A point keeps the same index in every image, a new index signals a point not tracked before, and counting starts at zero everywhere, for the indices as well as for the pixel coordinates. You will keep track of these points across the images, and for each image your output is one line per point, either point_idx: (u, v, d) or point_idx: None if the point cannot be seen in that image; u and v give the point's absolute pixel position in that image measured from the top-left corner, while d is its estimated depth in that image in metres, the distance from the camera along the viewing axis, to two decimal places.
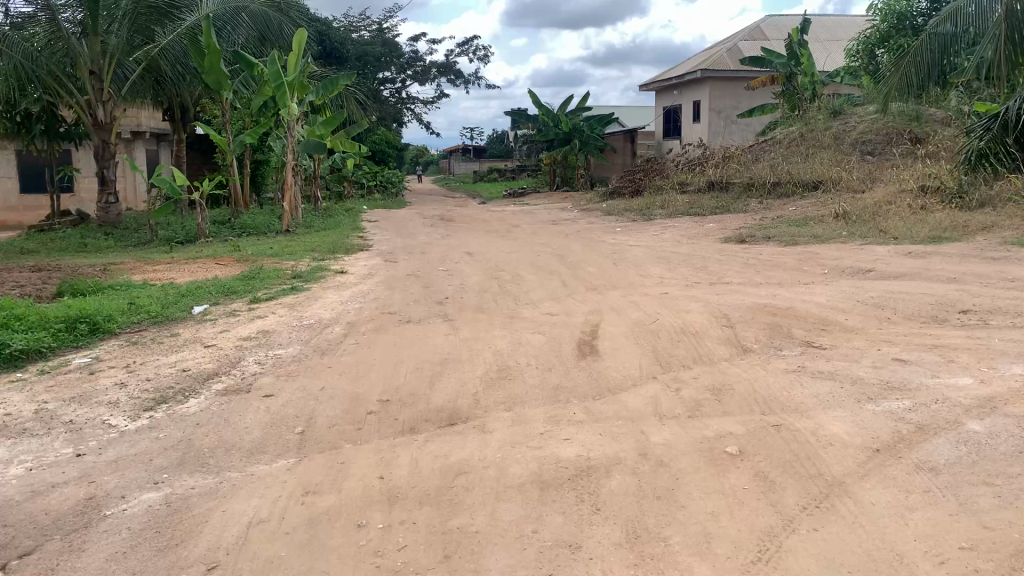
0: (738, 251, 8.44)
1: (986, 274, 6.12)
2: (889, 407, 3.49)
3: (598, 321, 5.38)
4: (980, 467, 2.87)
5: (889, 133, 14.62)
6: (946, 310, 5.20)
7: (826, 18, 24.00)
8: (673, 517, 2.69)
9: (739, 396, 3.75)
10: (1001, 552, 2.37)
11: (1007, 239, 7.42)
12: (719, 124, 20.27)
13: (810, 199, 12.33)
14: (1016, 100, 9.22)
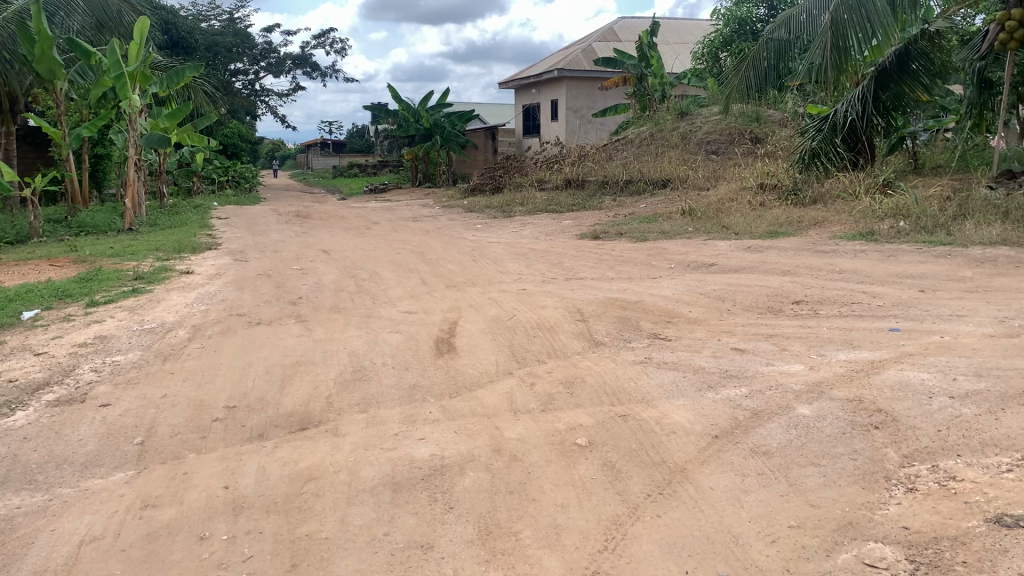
0: (593, 247, 8.66)
1: (816, 266, 6.55)
2: (727, 394, 3.67)
3: (455, 318, 5.39)
4: (808, 449, 3.06)
5: (731, 133, 15.39)
6: (780, 301, 5.52)
7: (674, 21, 24.97)
8: (525, 511, 2.73)
9: (591, 389, 3.85)
10: (825, 527, 2.54)
11: (835, 233, 7.95)
12: (575, 123, 20.76)
13: (660, 197, 12.80)
14: (843, 104, 9.98)
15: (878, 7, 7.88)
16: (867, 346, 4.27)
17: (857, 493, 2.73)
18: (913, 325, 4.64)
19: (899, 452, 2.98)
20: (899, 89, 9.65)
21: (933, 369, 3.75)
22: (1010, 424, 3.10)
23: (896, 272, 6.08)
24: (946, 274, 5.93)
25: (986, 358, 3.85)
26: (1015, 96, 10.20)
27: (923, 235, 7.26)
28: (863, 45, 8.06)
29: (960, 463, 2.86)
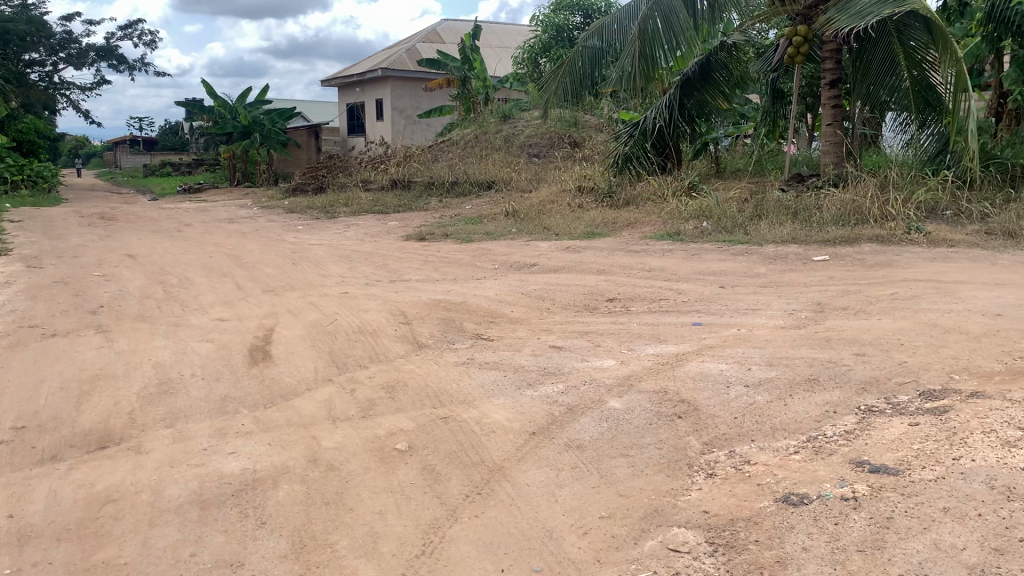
0: (418, 248, 8.64)
1: (629, 266, 6.84)
2: (544, 391, 3.76)
3: (272, 324, 5.22)
4: (618, 441, 3.19)
5: (551, 136, 15.83)
6: (596, 299, 5.73)
7: (495, 26, 25.33)
8: (342, 521, 2.68)
9: (412, 392, 3.83)
10: (633, 516, 2.65)
11: (646, 233, 8.36)
12: (400, 123, 20.65)
13: (485, 198, 12.95)
14: (652, 111, 10.55)
15: (682, 19, 8.36)
16: (673, 340, 4.51)
17: (662, 481, 2.87)
18: (714, 319, 4.94)
19: (700, 439, 3.16)
20: (702, 97, 10.38)
21: (731, 360, 4.02)
22: (797, 409, 3.37)
23: (700, 270, 6.46)
24: (745, 271, 6.36)
25: (776, 347, 4.17)
26: (801, 105, 11.18)
27: (724, 235, 7.76)
28: (669, 55, 8.54)
29: (754, 447, 3.08)
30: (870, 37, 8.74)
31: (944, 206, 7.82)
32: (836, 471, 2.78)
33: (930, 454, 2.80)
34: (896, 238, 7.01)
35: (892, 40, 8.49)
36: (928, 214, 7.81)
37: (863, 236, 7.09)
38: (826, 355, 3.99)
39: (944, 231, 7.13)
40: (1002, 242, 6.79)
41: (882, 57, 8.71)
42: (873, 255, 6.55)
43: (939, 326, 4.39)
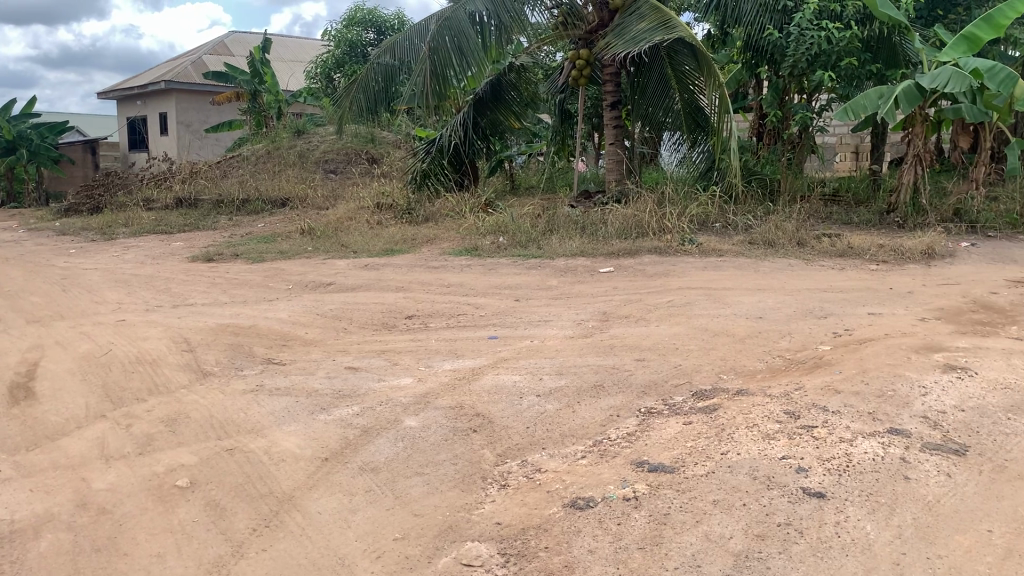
0: (205, 270, 8.22)
1: (426, 282, 6.87)
2: (338, 415, 3.68)
3: (36, 358, 4.77)
4: (413, 460, 3.18)
5: (347, 153, 15.63)
6: (394, 316, 5.70)
7: (286, 39, 24.71)
8: (114, 568, 2.48)
9: (196, 424, 3.63)
10: (426, 535, 2.65)
11: (445, 249, 8.42)
12: (187, 138, 19.64)
13: (278, 215, 12.55)
14: (448, 130, 10.67)
15: (470, 42, 8.56)
16: (468, 354, 4.56)
17: (456, 496, 2.89)
18: (508, 332, 5.06)
19: (494, 452, 3.21)
20: (495, 116, 10.72)
21: (524, 371, 4.12)
22: (584, 415, 3.51)
23: (495, 284, 6.59)
24: (537, 284, 6.57)
25: (566, 357, 4.33)
26: (587, 125, 11.73)
27: (518, 249, 7.96)
28: (460, 74, 8.69)
29: (545, 455, 3.17)
30: (644, 62, 9.33)
31: (713, 219, 8.46)
32: (619, 472, 2.91)
33: (703, 450, 3.00)
34: (672, 249, 7.50)
35: (665, 65, 9.10)
36: (700, 226, 8.42)
37: (644, 247, 7.52)
38: (611, 361, 4.19)
39: (714, 242, 7.72)
40: (764, 251, 7.45)
41: (657, 80, 9.31)
42: (653, 265, 6.97)
43: (710, 330, 4.73)
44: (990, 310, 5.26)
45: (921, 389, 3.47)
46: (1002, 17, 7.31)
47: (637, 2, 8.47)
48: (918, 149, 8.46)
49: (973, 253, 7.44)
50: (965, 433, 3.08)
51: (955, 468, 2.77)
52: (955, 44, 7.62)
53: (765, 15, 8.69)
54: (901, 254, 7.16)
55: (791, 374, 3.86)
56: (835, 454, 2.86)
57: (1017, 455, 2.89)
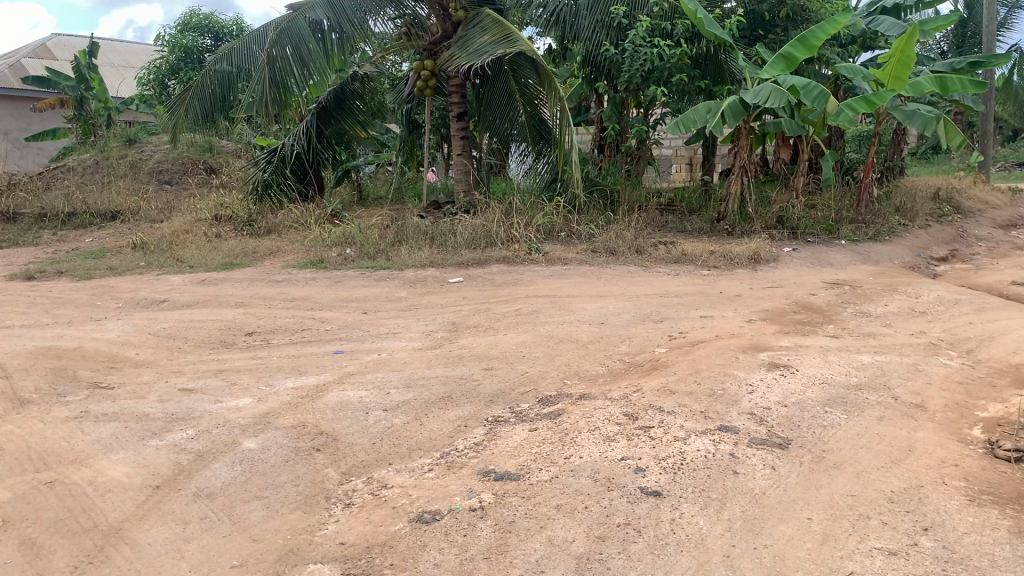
0: (24, 289, 7.63)
1: (269, 296, 6.65)
2: (172, 439, 3.49)
3: None
4: (252, 483, 3.05)
5: (184, 163, 14.93)
6: (233, 333, 5.48)
7: (115, 43, 23.39)
8: None
9: (10, 457, 3.35)
10: (266, 561, 2.55)
11: (288, 262, 8.18)
12: (4, 148, 18.19)
13: (108, 229, 11.82)
14: (290, 139, 10.35)
15: (312, 51, 8.38)
16: (312, 371, 4.45)
17: (298, 518, 2.80)
18: (354, 346, 4.97)
19: (338, 470, 3.14)
20: (339, 126, 10.59)
21: (369, 386, 4.05)
22: (431, 427, 3.49)
23: (341, 297, 6.47)
24: (385, 295, 6.49)
25: (413, 369, 4.30)
26: (434, 135, 11.75)
27: (366, 260, 7.86)
28: (301, 83, 8.48)
29: (391, 470, 3.12)
30: (488, 74, 9.42)
31: (558, 228, 8.64)
32: (465, 483, 2.91)
33: (546, 456, 3.04)
34: (520, 258, 7.61)
35: (508, 78, 9.23)
36: (546, 235, 8.56)
37: (492, 257, 7.59)
38: (458, 372, 4.19)
39: (559, 251, 7.90)
40: (605, 259, 7.68)
41: (501, 93, 9.42)
42: (500, 274, 7.05)
43: (555, 337, 4.83)
44: (810, 310, 5.65)
45: (748, 387, 3.67)
46: (814, 39, 7.86)
47: (479, 15, 8.56)
48: (743, 160, 8.98)
49: (795, 257, 7.98)
50: (787, 426, 3.28)
51: (778, 460, 2.95)
52: (773, 62, 8.10)
53: (602, 32, 8.98)
54: (730, 259, 7.58)
55: (631, 377, 3.99)
56: (670, 453, 2.97)
57: (833, 445, 3.11)
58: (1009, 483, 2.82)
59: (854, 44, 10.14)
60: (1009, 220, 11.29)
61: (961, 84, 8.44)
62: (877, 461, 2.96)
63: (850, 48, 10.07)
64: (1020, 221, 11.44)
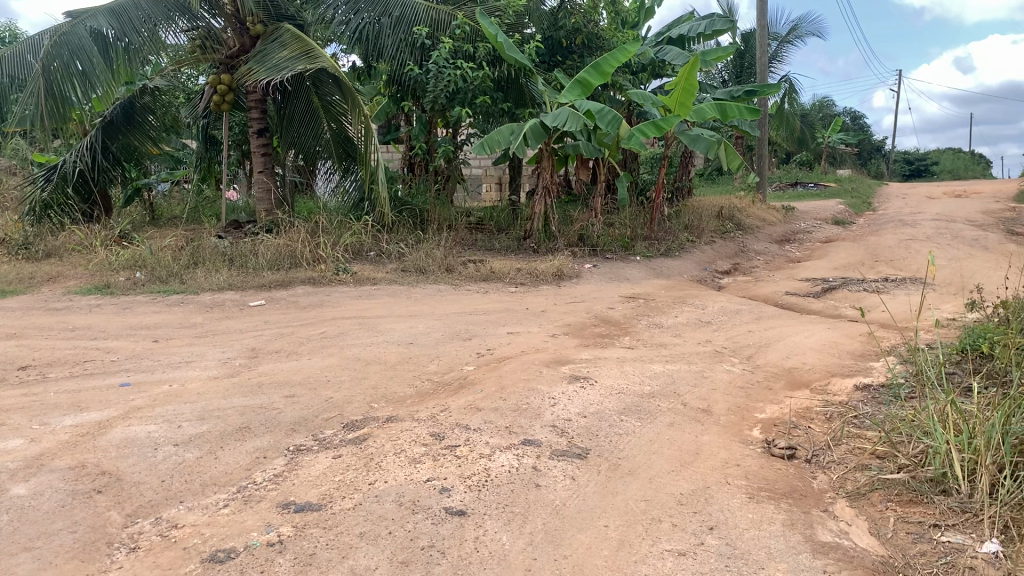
0: None
1: (47, 326, 6.10)
2: None
3: None
4: (20, 533, 2.76)
5: None
6: (3, 368, 4.97)
7: None
8: None
9: None
10: None
11: (70, 288, 7.54)
12: None
13: None
14: (72, 154, 9.54)
15: (95, 62, 7.79)
16: (95, 406, 4.10)
17: (74, 569, 2.56)
18: (144, 378, 4.64)
19: (122, 512, 2.91)
20: (128, 141, 9.93)
21: (159, 420, 3.79)
22: (227, 460, 3.32)
23: (131, 324, 6.05)
24: (180, 321, 6.14)
25: (209, 400, 4.07)
26: (234, 152, 11.32)
27: (158, 285, 7.40)
28: (83, 95, 7.84)
29: (182, 509, 2.93)
30: (289, 90, 9.15)
31: (366, 247, 8.54)
32: (263, 517, 2.76)
33: (350, 482, 2.96)
34: (326, 279, 7.46)
35: (310, 94, 9.04)
36: (354, 255, 8.44)
37: (296, 278, 7.37)
38: (258, 401, 4.01)
39: (367, 271, 7.80)
40: (414, 278, 7.66)
41: (304, 109, 9.21)
42: (305, 296, 6.86)
43: (361, 359, 4.75)
44: (608, 323, 5.90)
45: (550, 401, 3.76)
46: (607, 66, 8.23)
47: (278, 31, 8.35)
48: (546, 181, 9.24)
49: (595, 273, 8.31)
50: (586, 437, 3.40)
51: (578, 471, 3.04)
52: (570, 87, 8.41)
53: (405, 51, 8.98)
54: (535, 276, 7.80)
55: (438, 397, 3.98)
56: (475, 471, 2.99)
57: (629, 452, 3.25)
58: (783, 478, 3.06)
59: (644, 72, 10.75)
60: (783, 236, 12.35)
61: (737, 112, 9.16)
62: (668, 465, 3.12)
63: (641, 75, 10.67)
64: (792, 236, 12.54)
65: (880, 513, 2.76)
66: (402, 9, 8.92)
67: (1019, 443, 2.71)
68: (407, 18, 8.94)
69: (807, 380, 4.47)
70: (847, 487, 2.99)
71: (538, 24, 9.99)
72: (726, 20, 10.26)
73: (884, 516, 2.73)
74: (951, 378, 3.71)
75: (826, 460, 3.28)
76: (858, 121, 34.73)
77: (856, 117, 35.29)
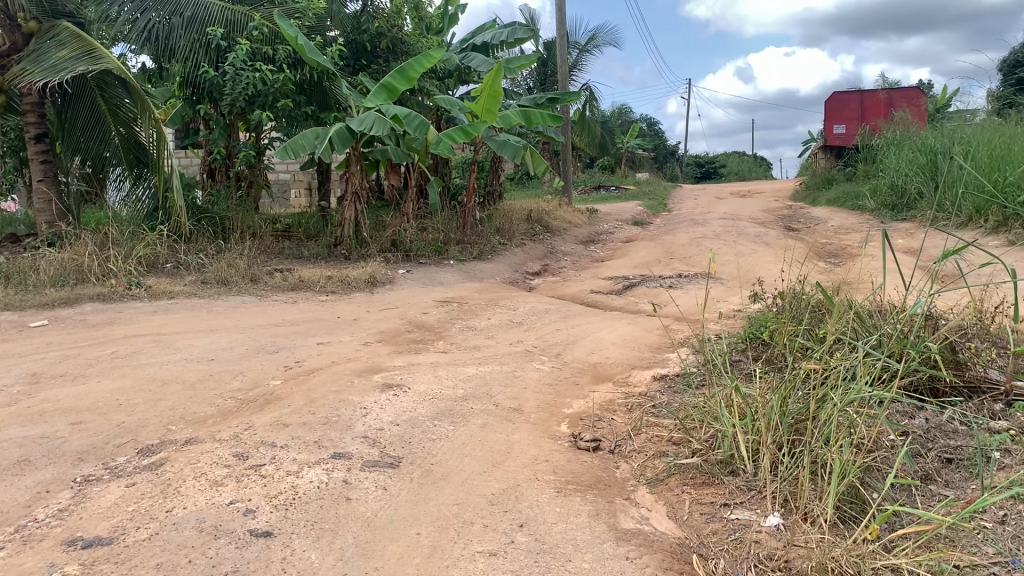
0: None
1: None
2: None
3: None
4: None
5: None
6: None
7: None
8: None
9: None
10: None
11: None
12: None
13: None
14: None
15: None
16: None
17: None
18: None
19: None
20: None
21: None
22: (4, 499, 3.00)
23: None
24: None
25: None
26: (10, 159, 10.36)
27: None
28: None
29: None
30: (69, 92, 8.46)
31: (163, 259, 8.06)
32: (46, 557, 2.50)
33: (145, 512, 2.76)
34: (119, 294, 6.97)
35: (94, 97, 8.41)
36: (149, 267, 7.93)
37: (83, 295, 6.83)
38: (38, 431, 3.67)
39: (164, 284, 7.36)
40: (217, 290, 7.31)
41: (87, 113, 8.54)
42: (95, 314, 6.37)
43: (157, 379, 4.46)
44: (421, 329, 5.89)
45: (361, 411, 3.70)
46: (412, 70, 8.22)
47: (55, 28, 7.71)
48: (355, 187, 9.09)
49: (408, 278, 8.28)
50: (398, 445, 3.37)
51: (390, 481, 3.01)
52: (375, 91, 8.30)
53: (199, 52, 8.54)
54: (346, 283, 7.67)
55: (242, 415, 3.81)
56: (281, 489, 2.89)
57: (440, 457, 3.26)
58: (588, 470, 3.17)
59: (450, 78, 10.82)
60: (588, 237, 12.84)
61: (541, 118, 9.43)
62: (479, 467, 3.15)
63: (446, 81, 10.75)
64: (596, 238, 13.08)
65: (676, 497, 2.92)
66: (195, 10, 8.53)
67: (795, 421, 2.94)
68: (200, 18, 8.56)
69: (610, 374, 4.67)
70: (648, 474, 3.14)
71: (341, 27, 9.83)
72: (528, 28, 10.56)
73: (680, 500, 2.89)
74: (736, 365, 4.00)
75: (628, 449, 3.44)
76: (653, 127, 36.73)
77: (652, 123, 37.32)
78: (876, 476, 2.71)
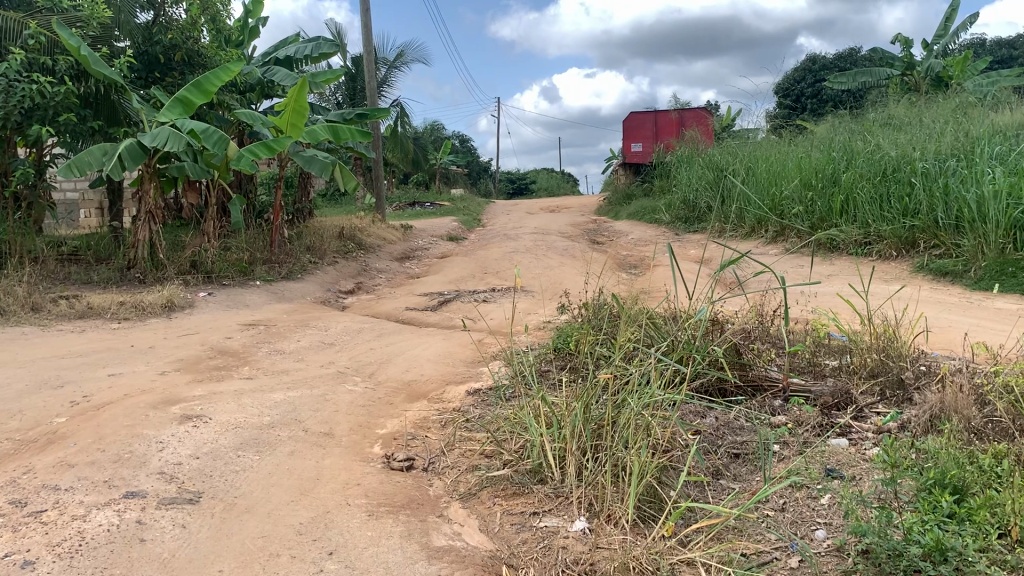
0: None
1: None
2: None
3: None
4: None
5: None
6: None
7: None
8: None
9: None
10: None
11: None
12: None
13: None
14: None
15: None
16: None
17: None
18: None
19: None
20: None
21: None
22: None
23: None
24: None
25: None
26: None
27: None
28: None
29: None
30: None
31: None
32: None
33: None
34: None
35: None
36: None
37: None
38: None
39: None
40: None
41: None
42: None
43: None
44: (225, 354, 5.64)
45: (157, 446, 3.49)
46: (210, 84, 7.89)
47: None
48: (150, 206, 8.58)
49: (211, 301, 7.91)
50: (198, 479, 3.20)
51: (189, 518, 2.85)
52: (169, 106, 7.88)
53: None
54: (141, 309, 7.20)
55: (20, 458, 3.48)
56: (66, 536, 2.66)
57: (244, 489, 3.12)
58: (401, 491, 3.15)
59: (253, 92, 10.47)
60: (402, 254, 12.80)
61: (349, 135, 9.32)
62: (286, 497, 3.05)
63: (248, 95, 10.39)
64: (410, 254, 13.05)
65: (488, 510, 2.96)
66: None
67: (597, 427, 3.07)
68: None
69: (423, 392, 4.66)
70: (460, 489, 3.16)
71: (131, 37, 9.31)
72: (332, 43, 10.43)
73: (491, 513, 2.93)
74: (544, 375, 4.10)
75: (440, 466, 3.44)
76: (466, 143, 37.29)
77: (464, 140, 37.84)
78: (672, 475, 2.86)
